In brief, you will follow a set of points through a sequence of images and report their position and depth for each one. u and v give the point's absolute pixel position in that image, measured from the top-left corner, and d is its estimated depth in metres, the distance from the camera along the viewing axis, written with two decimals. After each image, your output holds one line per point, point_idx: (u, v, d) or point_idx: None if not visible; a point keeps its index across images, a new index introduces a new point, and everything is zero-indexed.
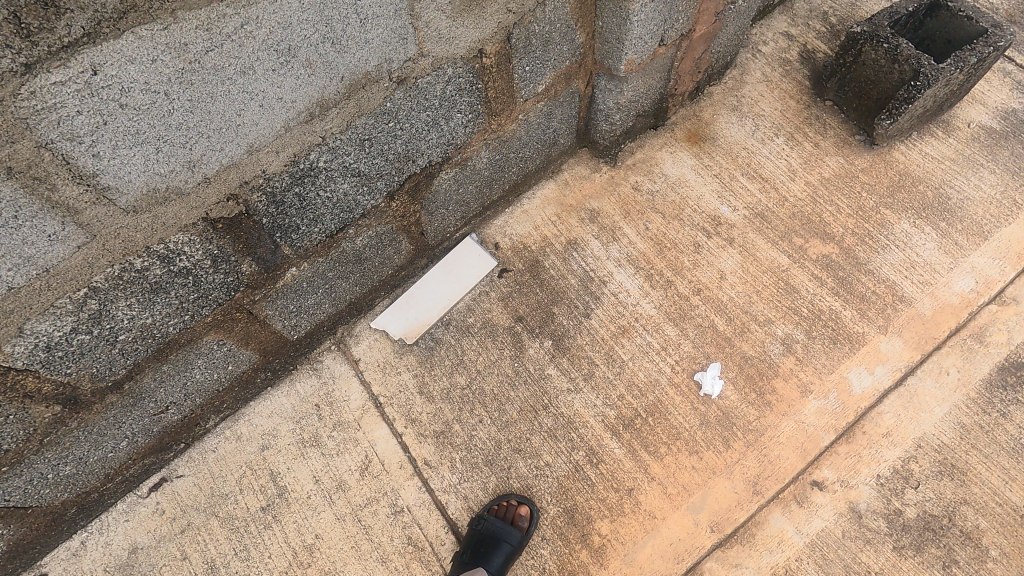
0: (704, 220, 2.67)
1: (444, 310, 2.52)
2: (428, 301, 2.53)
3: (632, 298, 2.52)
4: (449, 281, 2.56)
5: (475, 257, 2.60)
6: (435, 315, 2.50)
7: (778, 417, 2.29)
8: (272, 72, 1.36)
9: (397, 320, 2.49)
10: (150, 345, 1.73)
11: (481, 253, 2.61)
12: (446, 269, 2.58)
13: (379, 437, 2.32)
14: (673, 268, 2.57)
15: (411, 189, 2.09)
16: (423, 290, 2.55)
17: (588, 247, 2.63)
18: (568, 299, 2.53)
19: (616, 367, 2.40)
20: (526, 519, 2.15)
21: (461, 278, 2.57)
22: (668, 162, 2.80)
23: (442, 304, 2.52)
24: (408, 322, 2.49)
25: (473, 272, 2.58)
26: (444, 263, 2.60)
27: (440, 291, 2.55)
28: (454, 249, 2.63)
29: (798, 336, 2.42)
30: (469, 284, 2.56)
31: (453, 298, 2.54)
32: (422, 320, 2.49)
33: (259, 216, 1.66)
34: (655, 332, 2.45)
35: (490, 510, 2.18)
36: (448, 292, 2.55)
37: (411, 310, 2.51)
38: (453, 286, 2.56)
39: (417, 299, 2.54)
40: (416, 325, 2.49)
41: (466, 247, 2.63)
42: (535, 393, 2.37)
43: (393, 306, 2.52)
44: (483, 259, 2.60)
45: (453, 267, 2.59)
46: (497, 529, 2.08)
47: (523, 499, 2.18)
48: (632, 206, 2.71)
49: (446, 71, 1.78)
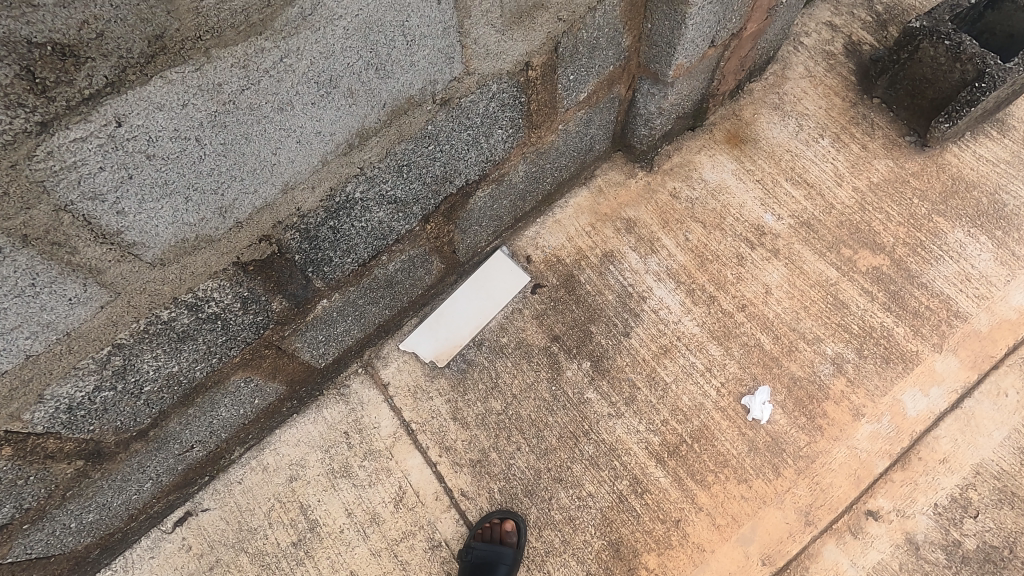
0: (748, 229, 2.53)
1: (476, 330, 2.39)
2: (459, 320, 2.40)
3: (674, 316, 2.40)
4: (480, 299, 2.43)
5: (507, 271, 2.46)
6: (466, 335, 2.38)
7: (830, 442, 2.19)
8: (312, 105, 1.20)
9: (426, 341, 2.37)
10: (175, 392, 1.61)
11: (513, 267, 2.47)
12: (476, 285, 2.45)
13: (412, 466, 2.22)
14: (716, 283, 2.44)
15: (446, 210, 1.94)
16: (452, 308, 2.42)
17: (625, 260, 2.50)
18: (605, 317, 2.40)
19: (659, 391, 2.28)
20: (515, 533, 2.11)
21: (493, 295, 2.43)
22: (707, 166, 2.64)
23: (473, 323, 2.40)
24: (438, 342, 2.37)
25: (505, 288, 2.45)
26: (474, 278, 2.46)
27: (470, 309, 2.42)
28: (484, 263, 2.48)
29: (848, 356, 2.31)
30: (501, 301, 2.43)
31: (486, 316, 2.41)
32: (453, 340, 2.37)
33: (291, 253, 1.52)
34: (699, 352, 2.34)
35: (476, 535, 2.11)
36: (480, 309, 2.42)
37: (441, 330, 2.39)
38: (484, 303, 2.43)
39: (447, 318, 2.40)
40: (447, 346, 2.36)
41: (497, 260, 2.48)
42: (575, 419, 2.26)
43: (422, 325, 2.39)
44: (515, 274, 2.46)
45: (483, 283, 2.45)
46: (488, 555, 2.02)
47: (505, 515, 2.12)
48: (670, 215, 2.57)
49: (491, 88, 1.61)
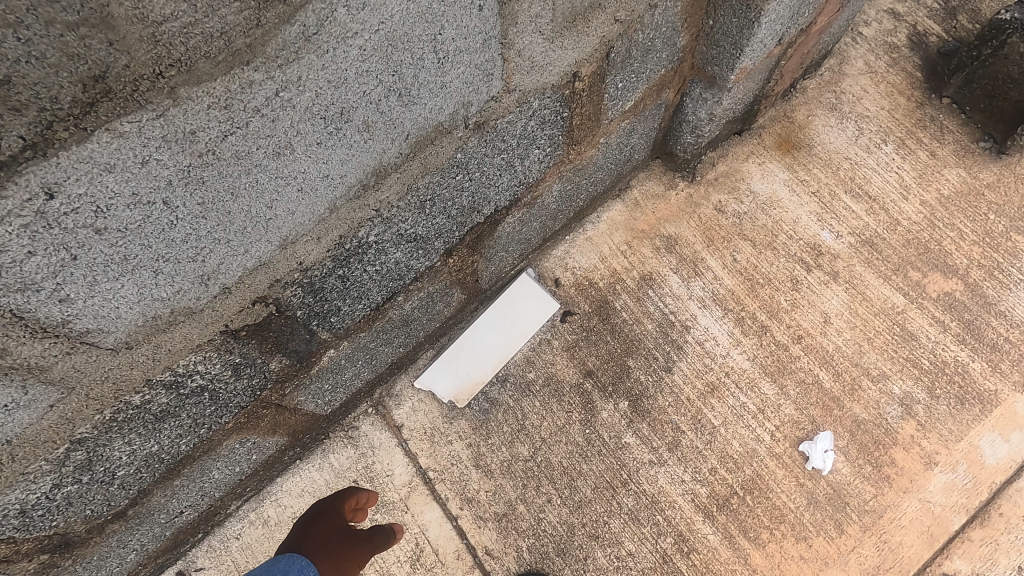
0: (803, 249, 2.25)
1: (500, 364, 2.13)
2: (480, 353, 2.13)
3: (721, 348, 2.14)
4: (504, 329, 2.15)
5: (534, 297, 2.18)
6: (489, 371, 2.12)
7: (899, 495, 1.95)
8: (317, 145, 0.98)
9: (444, 379, 2.10)
10: (157, 469, 1.36)
11: (541, 292, 2.18)
12: (499, 312, 2.16)
13: (430, 521, 2.00)
14: (768, 310, 2.18)
15: (472, 241, 1.67)
16: (473, 339, 2.14)
17: (666, 284, 2.23)
18: (645, 350, 2.14)
19: (706, 436, 2.04)
20: None
21: (518, 324, 2.16)
22: (757, 175, 2.36)
23: (497, 357, 2.13)
24: (457, 379, 2.10)
25: (532, 316, 2.17)
26: (497, 305, 2.17)
27: (493, 341, 2.14)
28: (507, 287, 2.20)
29: (918, 396, 2.06)
30: (527, 331, 2.15)
31: (510, 349, 2.14)
32: (475, 377, 2.11)
33: (293, 310, 1.26)
34: (751, 391, 2.08)
35: None
36: (504, 341, 2.14)
37: (460, 365, 2.12)
38: (509, 334, 2.15)
39: (467, 351, 2.13)
40: (468, 384, 2.10)
41: (523, 283, 2.19)
42: (612, 467, 2.02)
43: (439, 359, 2.12)
44: (543, 300, 2.18)
45: (507, 310, 2.17)
46: None
47: None
48: (715, 232, 2.29)
49: (531, 106, 1.34)
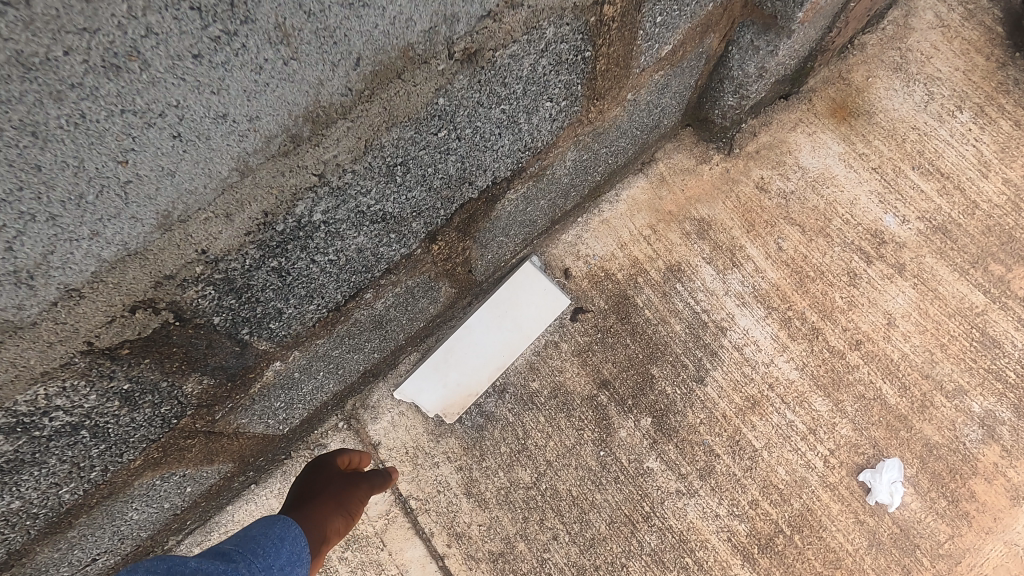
0: (861, 236, 1.88)
1: (497, 370, 1.75)
2: (474, 357, 1.75)
3: (764, 355, 1.78)
4: (502, 330, 1.76)
5: (539, 291, 1.78)
6: (484, 382, 1.75)
7: (980, 537, 1.63)
8: (195, 72, 0.70)
9: (428, 390, 1.73)
10: (35, 524, 1.07)
11: (548, 286, 1.78)
12: (496, 309, 1.77)
13: (411, 560, 1.68)
14: (819, 310, 1.82)
15: (463, 222, 1.30)
16: (464, 342, 1.75)
17: (697, 277, 1.86)
18: (672, 356, 1.78)
19: (745, 461, 1.70)
20: None
21: (520, 322, 1.77)
22: (806, 148, 1.97)
23: (493, 365, 1.75)
24: (445, 391, 1.73)
25: (537, 316, 1.78)
26: (494, 300, 1.77)
27: (489, 344, 1.76)
28: (507, 277, 1.81)
29: (1002, 415, 1.71)
30: (530, 333, 1.78)
31: (509, 355, 1.76)
32: (466, 389, 1.74)
33: (206, 314, 0.96)
34: (800, 407, 1.73)
35: None
36: (502, 345, 1.76)
37: (449, 373, 1.74)
38: (508, 336, 1.77)
39: (457, 356, 1.75)
40: (459, 394, 1.73)
41: (526, 274, 1.78)
42: (631, 497, 1.68)
43: (422, 366, 1.73)
44: (549, 296, 1.78)
45: (506, 307, 1.77)
46: None
47: None
48: (757, 215, 1.91)
49: (543, 34, 1.00)
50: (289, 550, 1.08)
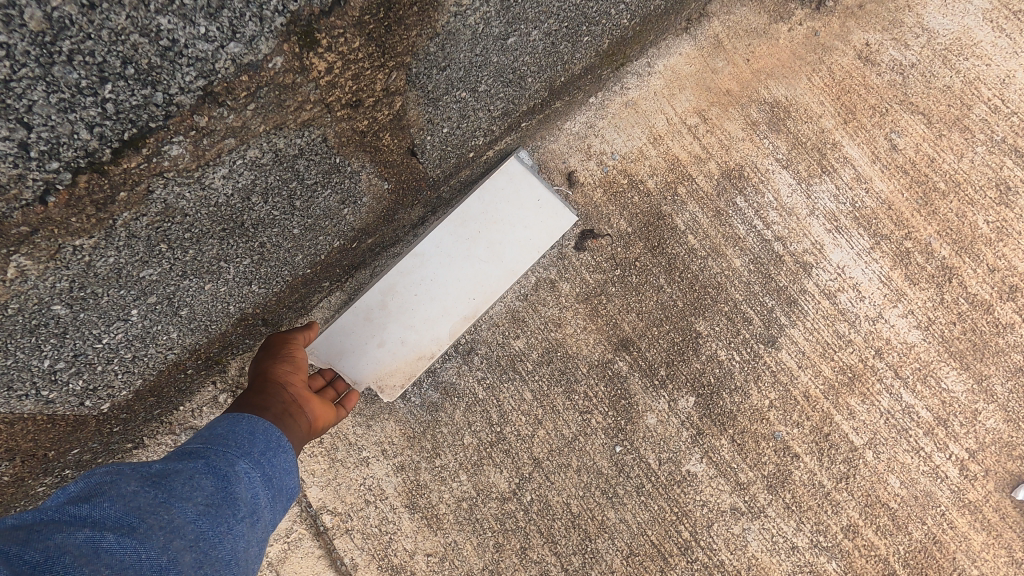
0: (1015, 131, 1.25)
1: (466, 322, 1.12)
2: (432, 299, 1.11)
3: (869, 307, 1.17)
4: (472, 261, 1.12)
5: (530, 204, 1.14)
6: (443, 339, 1.11)
7: None
8: None
9: (355, 351, 1.10)
10: None
11: (543, 196, 1.14)
12: (463, 230, 1.12)
13: None
14: (954, 240, 1.19)
15: (373, 13, 0.65)
16: (413, 278, 1.11)
17: (768, 188, 1.23)
18: (728, 306, 1.17)
19: (839, 467, 1.10)
20: None
21: (502, 247, 1.13)
22: (935, 1, 1.31)
23: (458, 314, 1.12)
24: (381, 352, 1.10)
25: (527, 242, 1.14)
26: (459, 215, 1.12)
27: (453, 282, 1.11)
28: (486, 180, 1.14)
29: None
30: (515, 267, 1.13)
31: (484, 298, 1.12)
32: (416, 350, 1.11)
33: None
34: (924, 387, 1.13)
35: None
36: (473, 284, 1.12)
37: (389, 323, 1.10)
38: (481, 271, 1.13)
39: (402, 299, 1.10)
40: (406, 357, 1.10)
41: (510, 177, 1.14)
42: (661, 517, 1.09)
43: (346, 314, 1.09)
44: (546, 212, 1.14)
45: (479, 226, 1.13)
46: None
47: None
48: (858, 98, 1.27)
49: None
50: (265, 435, 0.83)
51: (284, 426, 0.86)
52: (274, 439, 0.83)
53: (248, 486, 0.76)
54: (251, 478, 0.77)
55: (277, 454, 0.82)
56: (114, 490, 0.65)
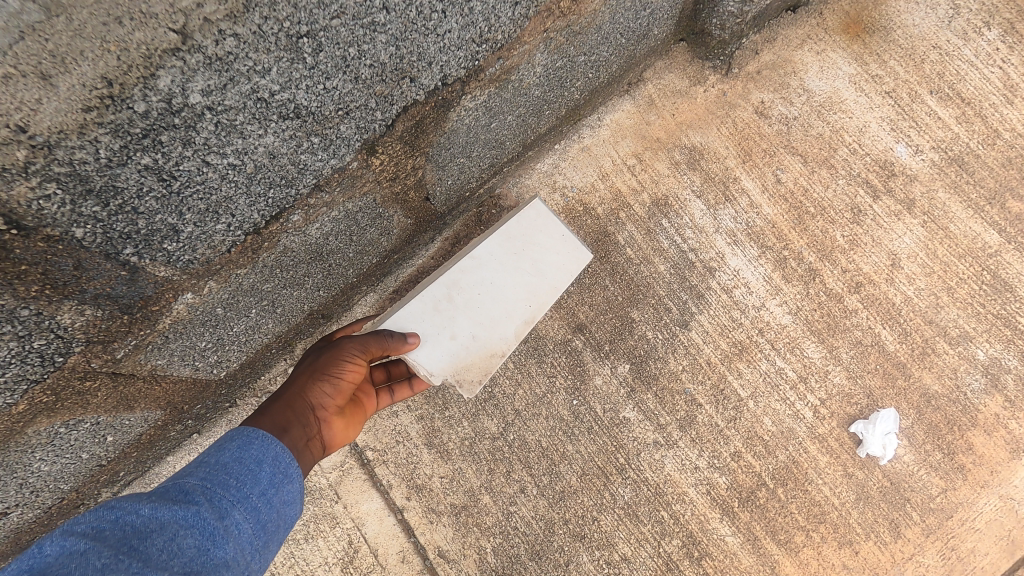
0: (868, 168, 1.69)
1: (528, 320, 1.38)
2: (495, 299, 1.36)
3: (755, 298, 1.62)
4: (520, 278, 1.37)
5: (556, 236, 1.39)
6: (510, 340, 1.37)
7: (975, 490, 1.51)
8: None
9: (440, 343, 1.33)
10: None
11: (566, 233, 1.39)
12: (511, 245, 1.37)
13: (367, 514, 1.53)
14: (818, 249, 1.65)
15: (409, 130, 1.09)
16: (478, 286, 1.35)
17: (685, 211, 1.67)
18: (654, 299, 1.62)
19: (729, 411, 1.56)
20: None
21: (543, 263, 1.38)
22: (813, 69, 1.75)
23: (521, 316, 1.37)
24: (465, 341, 1.35)
25: (562, 264, 1.40)
26: (506, 234, 1.37)
27: (512, 288, 1.36)
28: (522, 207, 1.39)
29: (1009, 363, 1.58)
30: (557, 284, 1.40)
31: (537, 306, 1.38)
32: (493, 343, 1.36)
33: (60, 227, 0.75)
34: (790, 354, 1.59)
35: None
36: (529, 291, 1.37)
37: (466, 317, 1.35)
38: (534, 283, 1.38)
39: (466, 305, 1.35)
40: (483, 346, 1.35)
41: (537, 215, 1.39)
42: (605, 449, 1.54)
43: (424, 311, 1.33)
44: (568, 245, 1.40)
45: (523, 244, 1.37)
46: None
47: None
48: (754, 143, 1.71)
49: None
50: (270, 468, 1.01)
51: (297, 450, 1.10)
52: (279, 471, 1.01)
53: (234, 540, 0.87)
54: (241, 528, 0.89)
55: (274, 492, 0.98)
56: (88, 568, 0.69)
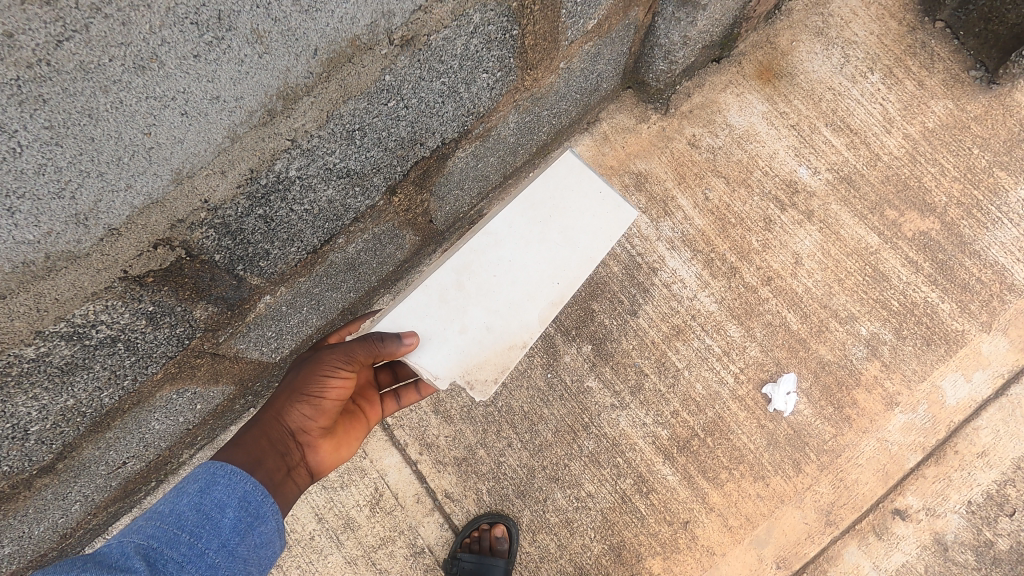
0: (777, 187, 2.14)
1: (558, 287, 1.60)
2: (520, 275, 1.59)
3: (689, 291, 2.06)
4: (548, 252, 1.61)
5: (583, 200, 1.62)
6: (539, 311, 1.59)
7: (858, 435, 1.96)
8: (194, 59, 0.82)
9: (474, 315, 1.58)
10: (80, 423, 1.29)
11: (603, 188, 1.62)
12: (535, 221, 1.61)
13: (389, 466, 1.95)
14: (738, 252, 2.09)
15: (418, 176, 1.53)
16: (506, 262, 1.60)
17: (633, 224, 2.11)
18: (610, 293, 2.05)
19: (669, 379, 2.00)
20: (506, 539, 1.92)
21: (566, 233, 1.61)
22: (734, 108, 2.19)
23: (552, 282, 1.60)
24: (498, 315, 1.58)
25: (589, 228, 1.62)
26: (531, 211, 1.62)
27: (539, 261, 1.60)
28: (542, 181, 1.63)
29: (885, 337, 2.03)
30: (585, 248, 1.62)
31: (563, 283, 1.60)
32: (526, 310, 1.59)
33: (209, 254, 1.15)
34: (717, 334, 2.03)
35: (463, 544, 1.92)
36: (555, 260, 1.60)
37: (496, 293, 1.59)
38: (558, 254, 1.61)
39: (490, 290, 1.59)
40: (514, 318, 1.58)
41: (560, 186, 1.62)
42: (573, 410, 1.98)
43: (457, 290, 1.58)
44: (601, 204, 1.62)
45: (546, 218, 1.61)
46: (474, 568, 1.87)
47: (495, 520, 1.91)
48: (688, 168, 2.15)
49: (471, 20, 1.18)
50: (230, 515, 1.26)
51: (271, 476, 1.37)
52: (240, 518, 1.27)
53: None
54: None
55: (235, 537, 1.24)
56: None
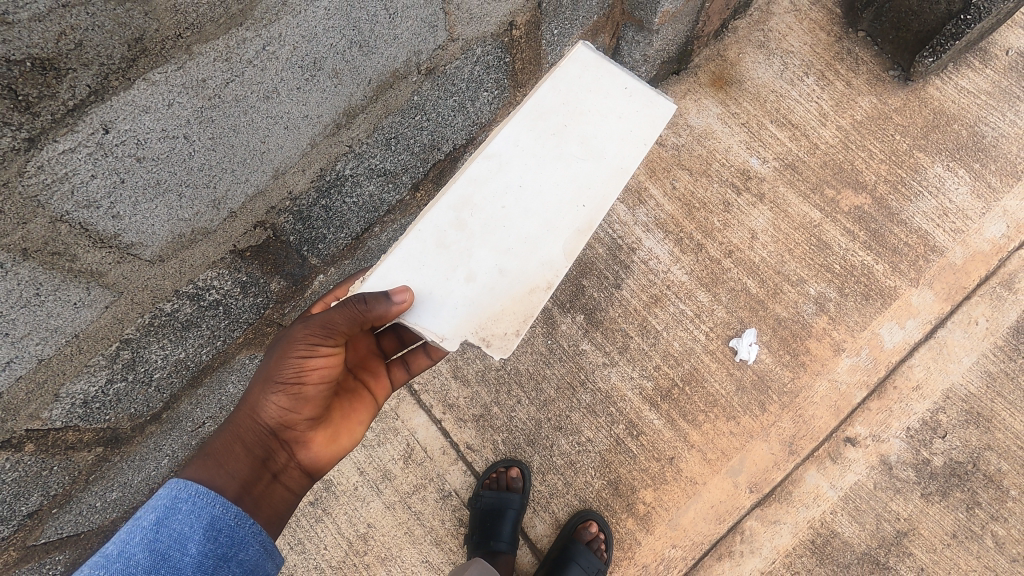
0: (733, 175, 2.53)
1: (579, 202, 1.70)
2: (529, 205, 1.70)
3: (663, 265, 2.44)
4: (567, 164, 1.71)
5: (597, 108, 1.73)
6: (557, 237, 1.69)
7: (812, 377, 2.32)
8: (297, 90, 1.21)
9: (482, 257, 1.68)
10: (184, 375, 1.64)
11: (628, 83, 1.73)
12: (550, 139, 1.71)
13: (418, 425, 2.30)
14: (703, 231, 2.47)
15: (436, 176, 1.92)
16: (518, 188, 1.70)
17: (613, 212, 2.50)
18: (597, 271, 2.43)
19: (651, 339, 2.37)
20: (520, 479, 2.28)
21: (585, 142, 1.72)
22: (693, 111, 2.59)
23: (570, 202, 1.70)
24: (507, 253, 1.68)
25: (608, 136, 1.72)
26: (542, 130, 1.71)
27: (555, 179, 1.70)
28: (546, 97, 1.72)
29: (830, 295, 2.40)
30: (604, 157, 1.71)
31: (578, 203, 1.70)
32: (540, 241, 1.69)
33: (287, 236, 1.53)
34: (688, 299, 2.41)
35: (483, 485, 2.25)
36: (572, 174, 1.70)
37: (507, 226, 1.69)
38: (569, 177, 1.71)
39: (498, 225, 1.69)
40: (525, 255, 1.68)
41: (569, 100, 1.72)
42: (571, 369, 2.34)
43: (462, 229, 1.69)
44: (629, 96, 1.73)
45: (558, 135, 1.72)
46: (496, 502, 2.20)
47: (510, 463, 2.27)
48: (656, 163, 2.55)
49: (475, 52, 1.58)
50: (191, 547, 1.42)
51: (248, 480, 1.54)
52: (202, 550, 1.43)
53: None
54: None
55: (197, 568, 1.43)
56: None
